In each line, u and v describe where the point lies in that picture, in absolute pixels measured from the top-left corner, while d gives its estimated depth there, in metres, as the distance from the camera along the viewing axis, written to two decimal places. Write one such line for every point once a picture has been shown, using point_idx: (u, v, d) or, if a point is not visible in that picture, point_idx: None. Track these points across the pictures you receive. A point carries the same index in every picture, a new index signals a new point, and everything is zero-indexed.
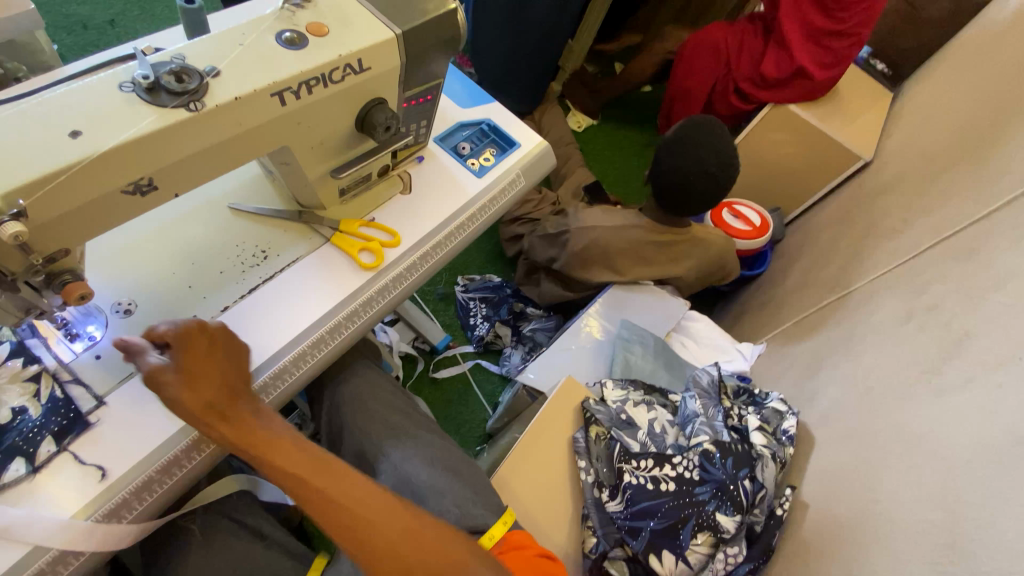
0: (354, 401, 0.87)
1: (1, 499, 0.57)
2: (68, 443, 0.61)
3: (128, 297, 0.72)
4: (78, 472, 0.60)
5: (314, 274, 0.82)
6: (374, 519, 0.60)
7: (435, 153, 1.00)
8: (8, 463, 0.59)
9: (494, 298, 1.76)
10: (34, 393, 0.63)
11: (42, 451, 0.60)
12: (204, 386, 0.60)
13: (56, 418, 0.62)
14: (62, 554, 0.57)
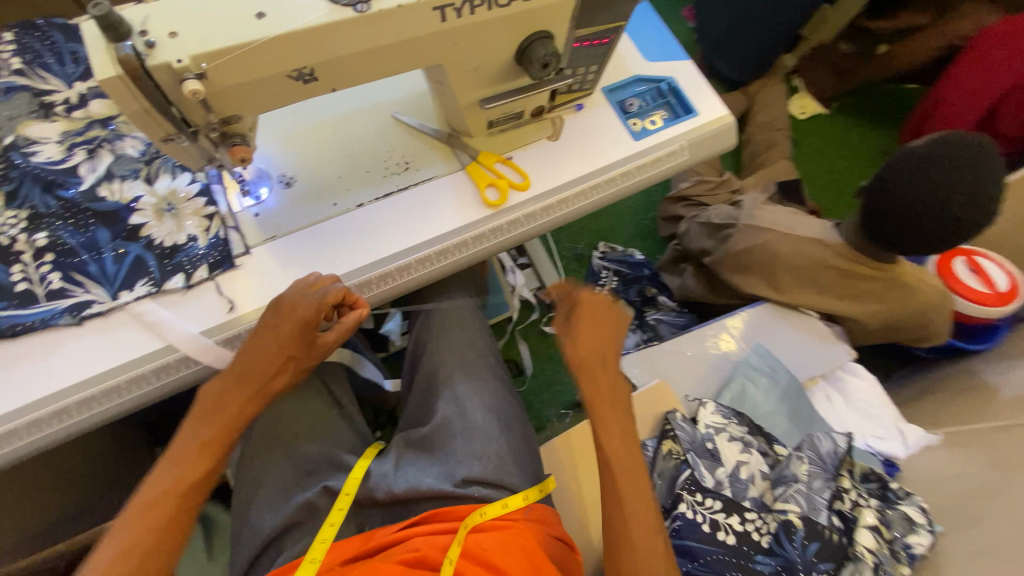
0: (442, 325, 0.89)
1: (162, 299, 0.73)
2: (217, 274, 0.76)
3: (291, 172, 0.83)
4: (216, 300, 0.75)
5: (441, 194, 0.85)
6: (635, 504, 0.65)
7: (598, 104, 0.94)
8: (174, 275, 0.75)
9: (630, 274, 1.66)
10: (207, 229, 0.78)
11: (198, 274, 0.75)
12: (595, 340, 0.72)
13: (214, 253, 0.76)
14: (186, 357, 0.72)
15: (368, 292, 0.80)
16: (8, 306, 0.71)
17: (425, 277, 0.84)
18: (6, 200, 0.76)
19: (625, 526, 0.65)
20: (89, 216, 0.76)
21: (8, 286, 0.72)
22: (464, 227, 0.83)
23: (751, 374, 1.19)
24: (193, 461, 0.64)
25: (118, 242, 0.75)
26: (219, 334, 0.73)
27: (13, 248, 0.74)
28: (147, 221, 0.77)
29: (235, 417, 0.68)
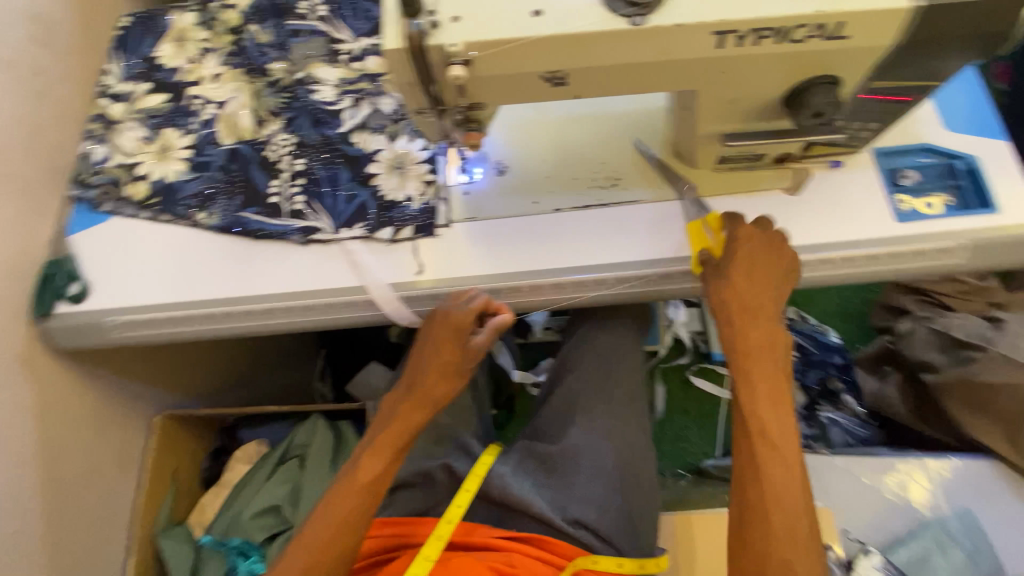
0: (597, 351, 0.85)
1: (369, 245, 0.81)
2: (417, 237, 0.81)
3: (507, 160, 0.85)
4: (409, 260, 0.80)
5: (643, 221, 0.79)
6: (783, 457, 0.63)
7: (860, 167, 0.78)
8: (383, 227, 0.82)
9: (814, 355, 1.41)
10: (421, 192, 0.84)
11: (403, 233, 0.81)
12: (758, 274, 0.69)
13: (421, 217, 0.82)
14: (371, 302, 0.79)
15: (541, 296, 0.79)
16: (262, 212, 0.85)
17: (598, 299, 0.80)
18: (286, 126, 0.90)
19: (776, 484, 0.61)
20: (338, 155, 0.87)
21: (267, 196, 0.86)
22: (656, 263, 0.77)
23: (943, 542, 0.96)
24: (373, 456, 0.71)
25: (351, 183, 0.85)
26: (402, 290, 0.79)
27: (279, 166, 0.88)
28: (378, 171, 0.85)
29: (405, 419, 0.73)
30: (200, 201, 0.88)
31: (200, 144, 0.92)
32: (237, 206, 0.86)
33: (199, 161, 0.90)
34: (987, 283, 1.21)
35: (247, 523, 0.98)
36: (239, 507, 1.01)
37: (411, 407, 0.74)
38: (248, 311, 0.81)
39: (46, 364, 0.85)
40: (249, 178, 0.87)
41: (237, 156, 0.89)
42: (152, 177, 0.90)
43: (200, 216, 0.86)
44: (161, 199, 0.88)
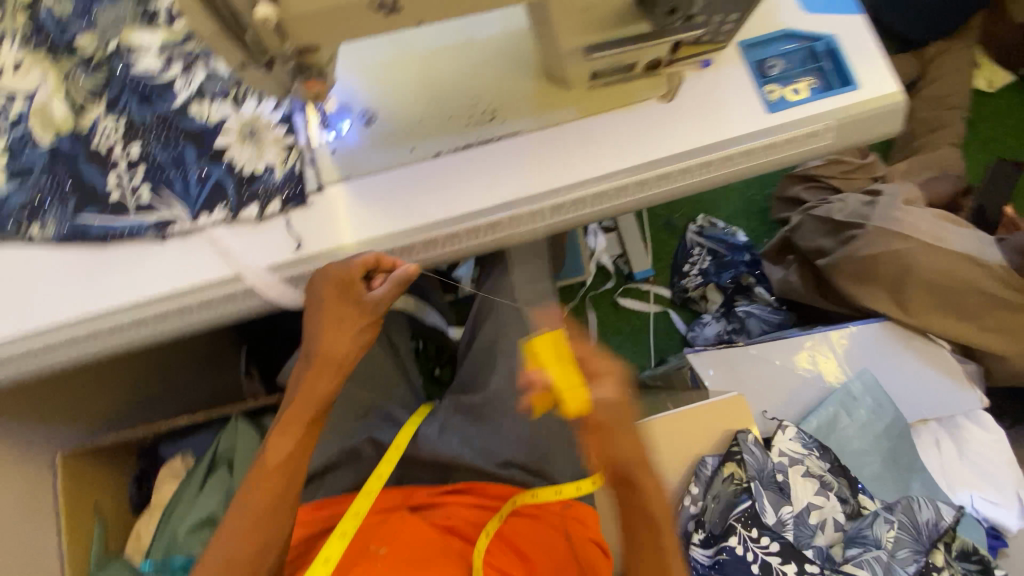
0: (506, 294, 0.83)
1: (235, 228, 0.74)
2: (289, 210, 0.74)
3: (373, 109, 0.78)
4: (284, 236, 0.74)
5: (526, 152, 0.76)
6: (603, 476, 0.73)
7: (729, 61, 0.77)
8: (249, 205, 0.74)
9: (726, 257, 1.49)
10: (284, 160, 0.76)
11: (271, 208, 0.74)
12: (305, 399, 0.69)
13: (288, 187, 0.75)
14: (251, 289, 0.73)
15: (434, 250, 0.76)
16: (105, 213, 0.75)
17: (495, 242, 0.77)
18: (110, 108, 0.78)
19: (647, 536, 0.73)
20: (179, 133, 0.77)
21: (106, 193, 0.75)
22: (545, 193, 0.74)
23: (848, 403, 1.06)
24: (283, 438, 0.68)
25: (202, 163, 0.76)
26: (285, 271, 0.73)
27: (114, 156, 0.77)
28: (230, 144, 0.76)
29: (310, 393, 0.70)
30: (28, 213, 0.75)
31: (10, 145, 0.78)
32: (74, 211, 0.75)
33: (14, 166, 0.76)
34: (867, 160, 1.29)
35: (187, 541, 0.93)
36: (175, 525, 0.95)
37: (314, 380, 0.70)
38: (117, 325, 0.73)
39: None
40: (79, 176, 0.76)
41: (60, 153, 0.77)
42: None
43: (31, 230, 0.75)
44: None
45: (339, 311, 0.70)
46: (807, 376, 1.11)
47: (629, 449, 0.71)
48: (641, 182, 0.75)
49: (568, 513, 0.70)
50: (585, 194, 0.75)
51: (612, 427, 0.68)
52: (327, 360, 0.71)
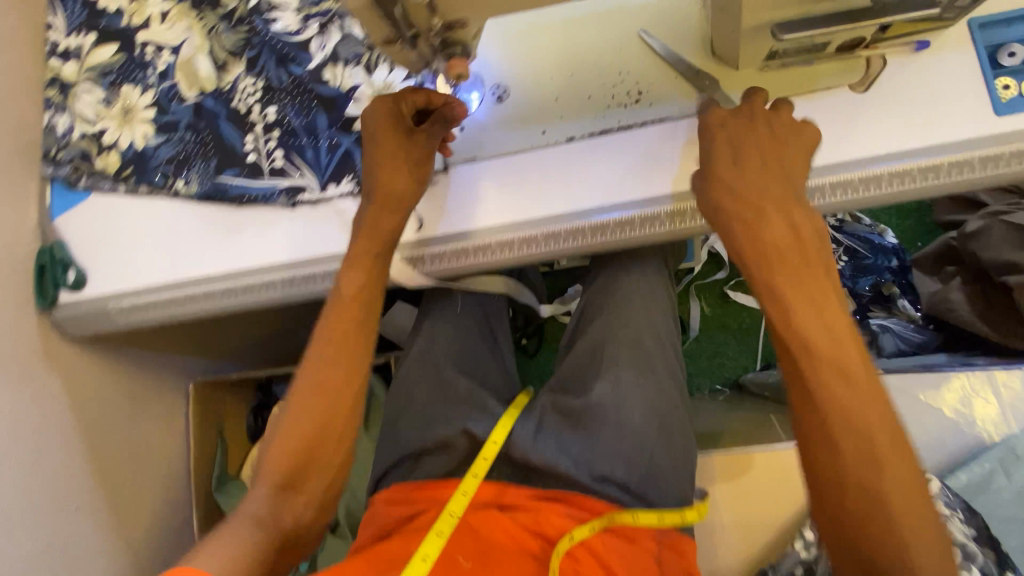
0: (623, 298, 0.76)
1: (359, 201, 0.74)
2: None
3: (506, 83, 0.73)
4: (405, 214, 0.72)
5: (671, 144, 0.67)
6: (855, 418, 0.47)
7: (951, 45, 0.62)
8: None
9: (866, 259, 1.30)
10: None
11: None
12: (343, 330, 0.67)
13: None
14: None
15: (553, 244, 0.70)
16: (242, 175, 0.77)
17: (622, 242, 0.70)
18: (250, 67, 0.78)
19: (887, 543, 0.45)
20: (311, 98, 0.76)
21: (243, 154, 0.77)
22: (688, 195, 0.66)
23: (1009, 461, 0.90)
24: (304, 405, 0.64)
25: (333, 131, 0.75)
26: (404, 252, 0.72)
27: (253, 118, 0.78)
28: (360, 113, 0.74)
29: (341, 372, 0.65)
30: (176, 167, 0.79)
31: (163, 99, 0.81)
32: (215, 170, 0.78)
33: (166, 121, 0.80)
34: None
35: None
36: None
37: (336, 352, 0.66)
38: (248, 285, 0.76)
39: (67, 358, 0.84)
40: (220, 137, 0.78)
41: (204, 111, 0.79)
42: (119, 145, 0.81)
43: (178, 185, 0.79)
44: (134, 169, 0.81)
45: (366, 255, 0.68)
46: (957, 419, 0.96)
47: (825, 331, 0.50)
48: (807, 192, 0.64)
49: (668, 541, 0.68)
50: None
51: (794, 276, 0.52)
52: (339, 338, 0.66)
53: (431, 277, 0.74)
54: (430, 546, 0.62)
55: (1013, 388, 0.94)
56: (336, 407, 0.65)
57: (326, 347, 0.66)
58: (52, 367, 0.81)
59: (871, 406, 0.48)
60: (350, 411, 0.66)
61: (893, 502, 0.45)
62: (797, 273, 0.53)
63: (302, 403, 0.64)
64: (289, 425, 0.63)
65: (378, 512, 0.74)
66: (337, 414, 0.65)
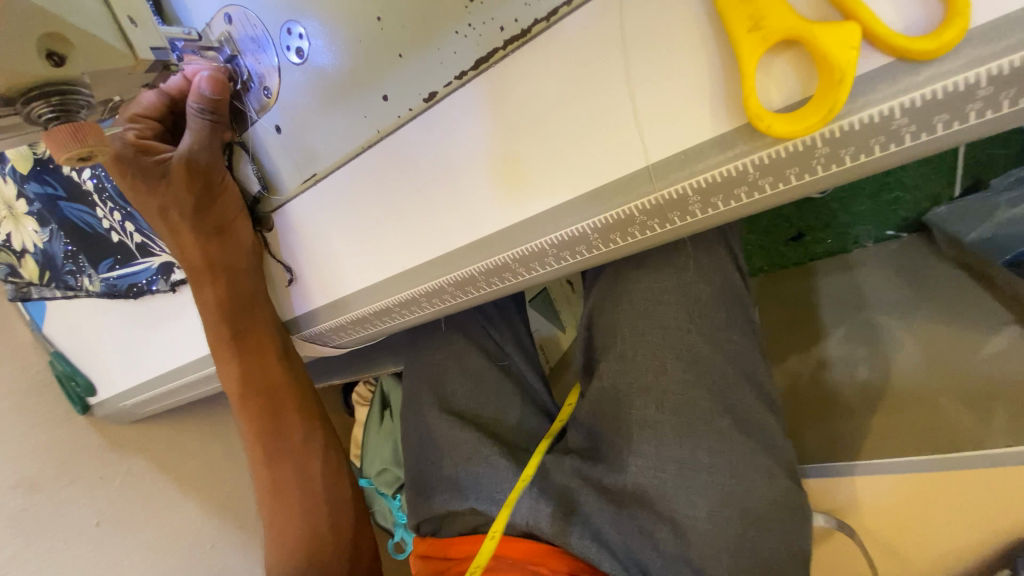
0: (645, 306, 0.50)
1: None
2: (268, 236, 0.48)
3: (298, 17, 0.39)
4: (279, 278, 0.50)
5: (618, 51, 0.29)
6: None
7: None
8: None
9: None
10: (233, 155, 0.47)
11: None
12: (272, 380, 0.51)
13: (253, 202, 0.47)
14: None
15: (479, 288, 0.41)
16: (118, 262, 0.61)
17: (591, 259, 0.38)
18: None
19: None
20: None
21: (107, 235, 0.60)
22: (680, 158, 0.30)
23: None
24: (283, 497, 0.51)
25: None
26: (302, 329, 0.51)
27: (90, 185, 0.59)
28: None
29: (299, 461, 0.52)
30: (75, 263, 0.67)
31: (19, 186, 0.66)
32: (96, 263, 0.63)
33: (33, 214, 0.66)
34: None
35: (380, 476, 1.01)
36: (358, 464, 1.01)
37: (282, 440, 0.52)
38: (196, 379, 0.66)
39: (138, 437, 0.90)
40: (75, 222, 0.61)
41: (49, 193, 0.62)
42: (26, 250, 0.70)
43: (86, 284, 0.67)
44: (51, 273, 0.70)
45: (247, 317, 0.49)
46: None
47: None
48: (1013, 76, 0.23)
49: None
50: (808, 143, 0.27)
51: None
52: (274, 423, 0.51)
53: (351, 346, 0.53)
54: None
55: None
56: (312, 500, 0.51)
57: (263, 438, 0.51)
58: (128, 451, 0.88)
59: None
60: (335, 493, 0.53)
61: None
62: None
63: (272, 514, 0.51)
64: (273, 541, 0.51)
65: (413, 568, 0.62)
66: (321, 506, 0.51)
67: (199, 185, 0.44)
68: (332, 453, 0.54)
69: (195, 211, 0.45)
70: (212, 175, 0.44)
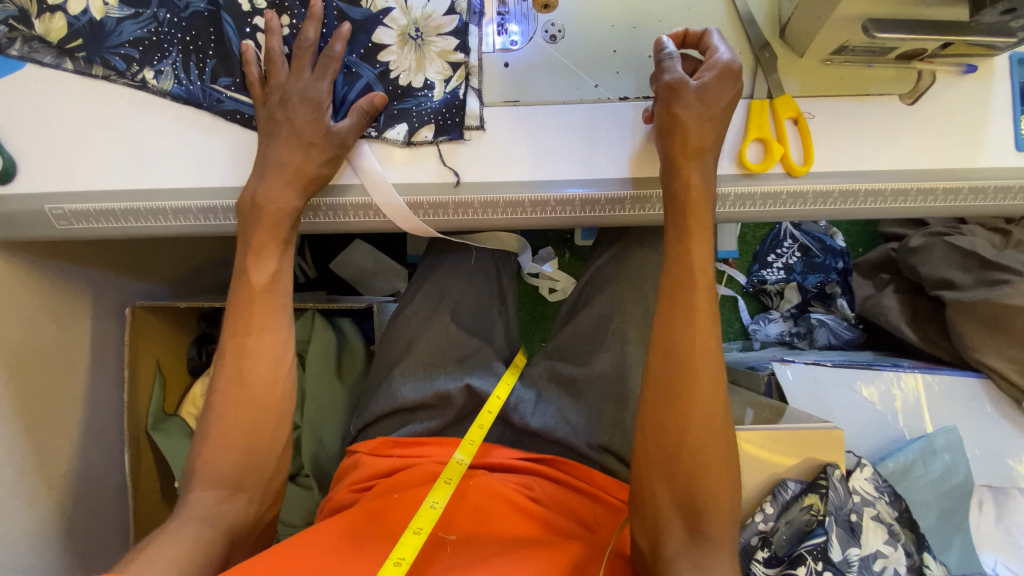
0: (623, 283, 0.77)
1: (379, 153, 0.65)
2: (440, 141, 0.65)
3: (559, 23, 0.67)
4: (434, 170, 0.65)
5: None
6: (700, 419, 0.54)
7: (994, 75, 0.65)
8: (396, 123, 0.65)
9: (818, 260, 1.51)
10: (446, 79, 0.66)
11: (395, 130, 0.65)
12: (265, 302, 0.63)
13: (445, 113, 0.65)
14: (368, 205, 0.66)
15: (588, 211, 0.65)
16: (235, 85, 0.67)
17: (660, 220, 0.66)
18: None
19: (693, 429, 0.54)
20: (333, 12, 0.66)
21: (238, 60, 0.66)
22: (731, 177, 0.64)
23: (927, 454, 0.97)
24: (235, 407, 0.60)
25: (353, 58, 0.66)
26: (410, 195, 0.65)
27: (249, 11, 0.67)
28: (390, 44, 0.66)
29: (268, 366, 0.62)
30: (144, 52, 0.66)
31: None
32: (199, 67, 0.66)
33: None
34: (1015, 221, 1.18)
35: None
36: None
37: (251, 344, 0.61)
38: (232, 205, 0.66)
39: None
40: (204, 30, 0.66)
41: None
42: (67, 8, 0.66)
43: (147, 75, 0.66)
44: (86, 43, 0.66)
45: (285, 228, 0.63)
46: (883, 410, 1.06)
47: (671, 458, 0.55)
48: (845, 193, 0.64)
49: (599, 494, 0.69)
50: (779, 191, 0.64)
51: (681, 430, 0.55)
52: (253, 335, 0.61)
53: (434, 228, 0.67)
54: (407, 542, 0.60)
55: (919, 388, 1.06)
56: (263, 408, 0.60)
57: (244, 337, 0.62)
58: None
59: (709, 416, 0.54)
60: (282, 405, 0.62)
61: (693, 423, 0.54)
62: (689, 435, 0.54)
63: (224, 411, 0.60)
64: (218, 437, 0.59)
65: (366, 463, 0.71)
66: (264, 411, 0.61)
67: (313, 115, 0.62)
68: (291, 372, 0.64)
69: (293, 133, 0.62)
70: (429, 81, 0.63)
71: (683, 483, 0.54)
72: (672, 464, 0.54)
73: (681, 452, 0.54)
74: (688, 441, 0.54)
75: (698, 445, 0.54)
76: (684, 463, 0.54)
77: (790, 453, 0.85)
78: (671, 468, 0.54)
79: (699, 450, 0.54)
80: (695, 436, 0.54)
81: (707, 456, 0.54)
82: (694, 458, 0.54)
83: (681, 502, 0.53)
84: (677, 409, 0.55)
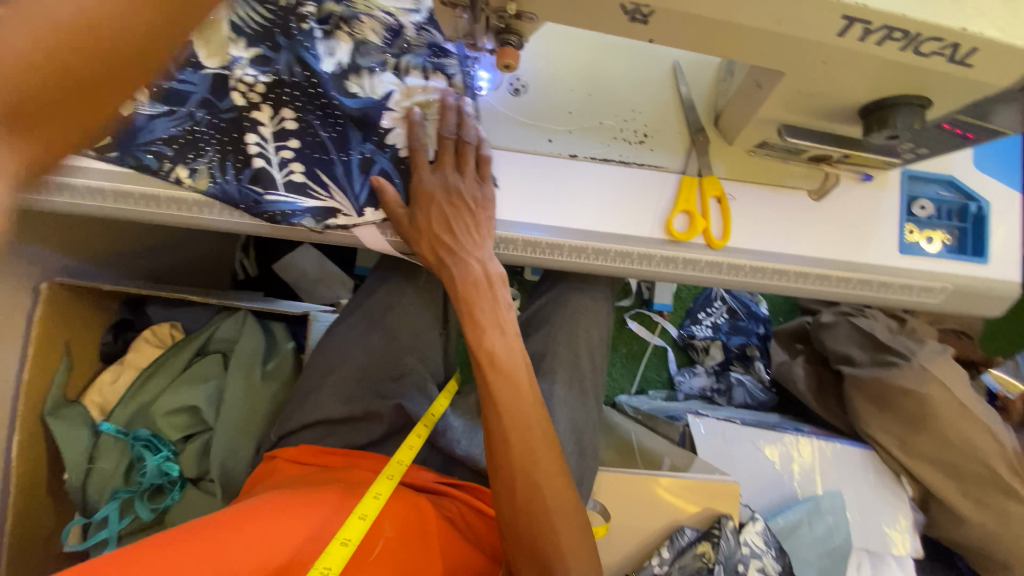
0: (553, 324, 0.81)
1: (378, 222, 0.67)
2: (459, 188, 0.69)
3: (524, 78, 0.73)
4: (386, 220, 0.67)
5: (656, 191, 0.71)
6: (548, 473, 0.58)
7: (887, 185, 0.76)
8: None
9: (743, 323, 1.63)
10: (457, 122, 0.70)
11: (363, 215, 0.66)
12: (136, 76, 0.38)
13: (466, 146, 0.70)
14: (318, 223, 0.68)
15: (530, 253, 0.70)
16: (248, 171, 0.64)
17: (593, 269, 0.72)
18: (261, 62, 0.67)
19: (546, 479, 0.58)
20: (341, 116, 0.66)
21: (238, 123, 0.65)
22: (659, 241, 0.70)
23: (813, 514, 1.06)
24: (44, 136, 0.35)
25: (365, 146, 0.67)
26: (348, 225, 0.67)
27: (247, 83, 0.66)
28: (395, 127, 0.67)
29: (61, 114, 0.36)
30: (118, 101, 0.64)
31: (170, 62, 0.66)
32: (235, 168, 0.65)
33: (172, 90, 0.64)
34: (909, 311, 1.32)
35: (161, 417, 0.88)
36: (149, 397, 0.89)
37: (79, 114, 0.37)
38: (174, 199, 0.65)
39: None
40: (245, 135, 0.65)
41: (227, 95, 0.65)
42: None
43: (179, 173, 0.64)
44: (115, 140, 0.64)
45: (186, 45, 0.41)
46: (781, 470, 1.14)
47: (523, 506, 0.57)
48: (754, 269, 0.72)
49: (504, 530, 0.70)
50: (698, 259, 0.71)
51: (529, 484, 0.57)
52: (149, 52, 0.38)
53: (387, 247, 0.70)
54: (353, 526, 0.59)
55: (814, 453, 1.15)
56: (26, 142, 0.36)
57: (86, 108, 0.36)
58: None
59: (555, 466, 0.59)
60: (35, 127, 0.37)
61: (545, 480, 0.58)
62: (546, 483, 0.58)
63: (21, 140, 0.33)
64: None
65: (283, 469, 0.70)
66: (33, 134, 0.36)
67: None
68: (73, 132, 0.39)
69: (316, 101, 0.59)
70: (416, 155, 0.65)
71: (536, 545, 0.55)
72: (521, 520, 0.56)
73: (534, 504, 0.57)
74: (536, 495, 0.57)
75: (557, 500, 0.58)
76: (535, 518, 0.56)
77: (693, 500, 0.91)
78: (524, 521, 0.56)
79: (554, 502, 0.57)
80: (546, 491, 0.57)
81: (563, 508, 0.57)
82: (552, 510, 0.57)
83: (530, 550, 0.56)
84: (526, 465, 0.58)
